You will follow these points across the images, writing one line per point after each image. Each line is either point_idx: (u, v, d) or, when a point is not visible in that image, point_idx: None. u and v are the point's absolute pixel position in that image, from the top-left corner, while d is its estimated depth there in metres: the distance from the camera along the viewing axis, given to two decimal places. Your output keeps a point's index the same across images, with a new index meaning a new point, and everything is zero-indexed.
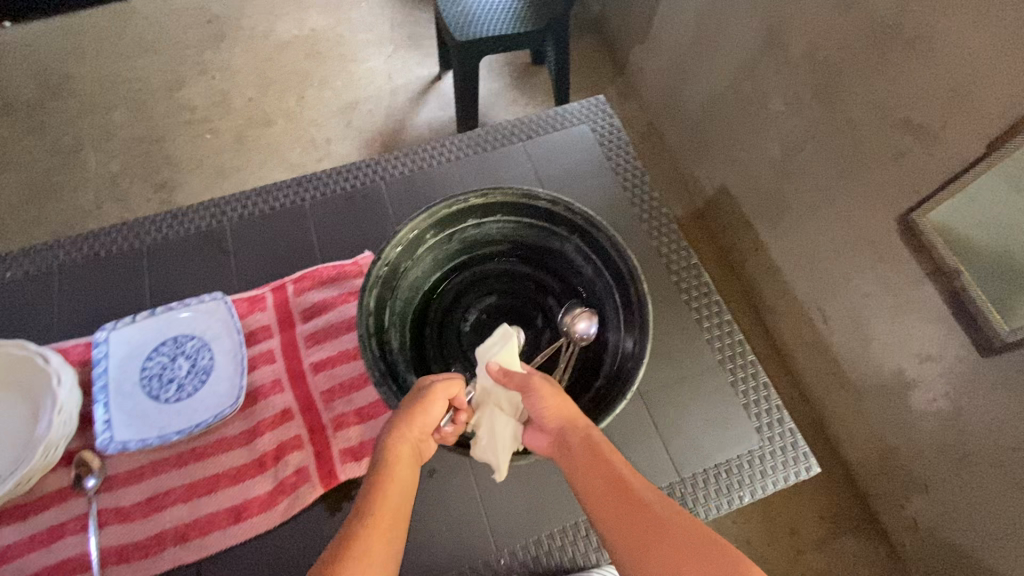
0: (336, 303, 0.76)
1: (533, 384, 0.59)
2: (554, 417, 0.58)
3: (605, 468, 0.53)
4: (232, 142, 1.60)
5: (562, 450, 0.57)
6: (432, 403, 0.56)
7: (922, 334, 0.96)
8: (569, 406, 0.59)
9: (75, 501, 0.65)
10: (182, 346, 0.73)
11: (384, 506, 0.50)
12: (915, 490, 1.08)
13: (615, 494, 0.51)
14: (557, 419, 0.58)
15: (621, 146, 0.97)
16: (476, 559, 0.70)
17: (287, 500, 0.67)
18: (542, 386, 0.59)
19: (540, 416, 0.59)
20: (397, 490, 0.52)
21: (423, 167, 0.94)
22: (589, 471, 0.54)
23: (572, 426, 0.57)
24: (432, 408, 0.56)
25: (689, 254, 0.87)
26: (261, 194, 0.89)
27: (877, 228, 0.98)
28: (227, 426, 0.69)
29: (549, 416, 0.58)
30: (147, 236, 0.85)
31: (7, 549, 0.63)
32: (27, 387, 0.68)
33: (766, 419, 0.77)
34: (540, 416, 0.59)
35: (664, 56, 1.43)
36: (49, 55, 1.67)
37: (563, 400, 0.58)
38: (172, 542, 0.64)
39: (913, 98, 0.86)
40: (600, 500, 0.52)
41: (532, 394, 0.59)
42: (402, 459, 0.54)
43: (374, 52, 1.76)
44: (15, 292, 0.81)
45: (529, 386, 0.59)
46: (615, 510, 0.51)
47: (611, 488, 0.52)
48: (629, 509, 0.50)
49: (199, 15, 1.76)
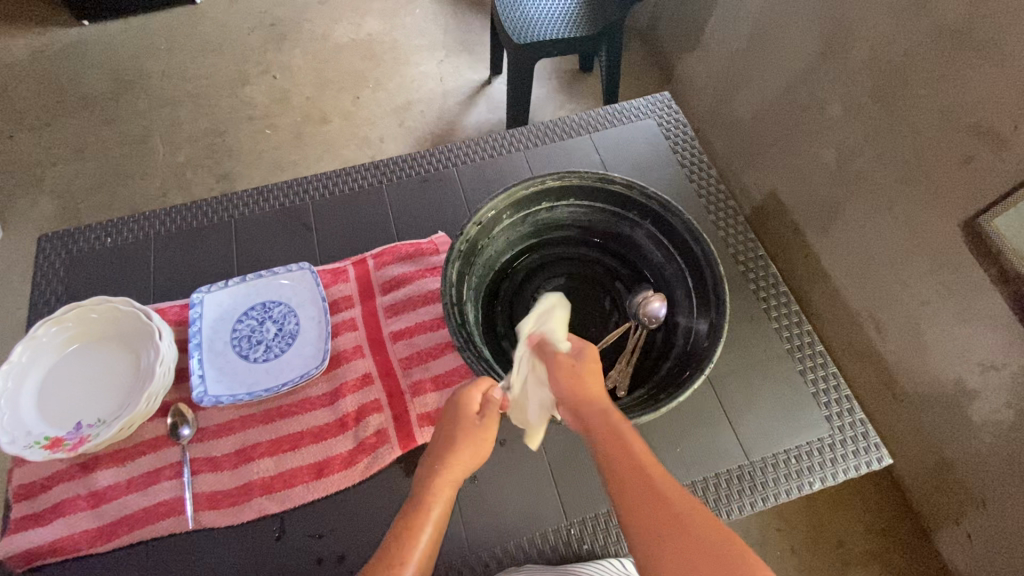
0: (414, 278, 0.81)
1: (557, 361, 0.60)
2: (572, 391, 0.58)
3: (621, 449, 0.52)
4: (290, 137, 1.67)
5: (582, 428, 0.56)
6: (484, 449, 0.58)
7: (985, 340, 0.90)
8: (594, 385, 0.59)
9: (171, 449, 0.70)
10: (270, 311, 0.77)
11: (417, 545, 0.49)
12: (970, 507, 1.03)
13: (635, 479, 0.50)
14: (576, 398, 0.58)
15: (687, 141, 1.01)
16: (546, 528, 0.72)
17: (368, 459, 0.70)
18: (562, 364, 0.60)
19: (559, 396, 0.59)
20: (431, 529, 0.51)
21: (493, 155, 0.97)
22: (610, 452, 0.53)
23: (589, 408, 0.57)
24: (482, 453, 0.58)
25: (756, 246, 0.91)
26: (340, 175, 0.94)
27: (934, 235, 0.93)
28: (312, 387, 0.74)
29: (570, 396, 0.58)
30: (235, 211, 0.90)
31: (106, 490, 0.68)
32: (132, 341, 0.73)
33: (836, 409, 0.80)
34: (560, 396, 0.59)
35: (714, 63, 1.44)
36: (124, 52, 1.77)
37: (580, 381, 0.59)
38: (258, 493, 0.68)
39: (982, 100, 0.82)
40: (620, 482, 0.50)
41: (553, 368, 0.60)
42: (443, 498, 0.54)
43: (427, 55, 1.82)
44: (114, 257, 0.86)
45: (552, 364, 0.61)
46: (634, 497, 0.49)
47: (630, 474, 0.50)
48: (647, 498, 0.49)
49: (263, 19, 1.86)
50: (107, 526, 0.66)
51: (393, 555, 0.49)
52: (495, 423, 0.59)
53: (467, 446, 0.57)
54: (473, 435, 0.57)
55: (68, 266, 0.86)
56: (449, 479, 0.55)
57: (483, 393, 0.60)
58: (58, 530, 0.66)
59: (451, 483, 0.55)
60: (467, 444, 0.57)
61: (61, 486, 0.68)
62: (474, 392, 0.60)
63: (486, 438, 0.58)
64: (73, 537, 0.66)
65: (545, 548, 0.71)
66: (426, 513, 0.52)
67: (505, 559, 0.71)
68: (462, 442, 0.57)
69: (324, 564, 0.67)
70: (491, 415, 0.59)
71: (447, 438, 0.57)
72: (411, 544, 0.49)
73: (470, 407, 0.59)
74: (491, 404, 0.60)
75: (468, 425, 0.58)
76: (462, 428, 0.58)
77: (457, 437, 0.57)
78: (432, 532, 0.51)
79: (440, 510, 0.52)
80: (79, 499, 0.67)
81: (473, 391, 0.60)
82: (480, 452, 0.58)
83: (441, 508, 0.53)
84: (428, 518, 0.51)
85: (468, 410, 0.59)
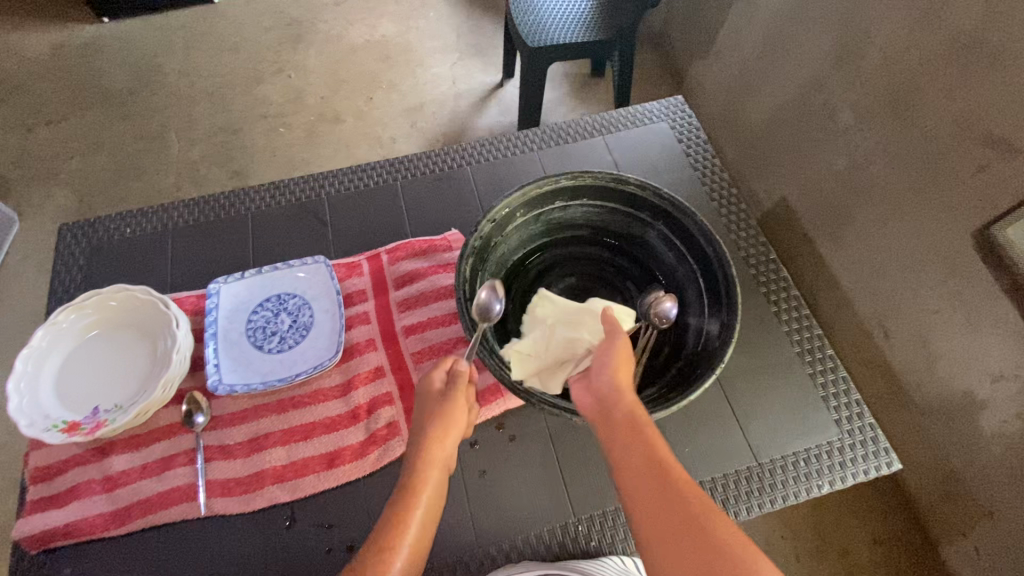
0: (426, 273, 0.83)
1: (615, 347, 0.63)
2: (615, 371, 0.60)
3: (643, 449, 0.54)
4: (303, 136, 1.68)
5: (603, 418, 0.58)
6: (457, 421, 0.59)
7: (995, 350, 0.89)
8: (633, 379, 0.61)
9: (184, 436, 0.71)
10: (284, 303, 0.79)
11: (405, 533, 0.52)
12: (978, 519, 1.02)
13: (652, 481, 0.51)
14: (617, 384, 0.60)
15: (699, 143, 1.02)
16: (554, 522, 0.73)
17: (378, 450, 0.72)
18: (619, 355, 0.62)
19: (604, 368, 0.61)
20: (420, 512, 0.54)
21: (506, 154, 0.98)
22: (628, 450, 0.55)
23: (621, 400, 0.58)
24: (455, 426, 0.59)
25: (767, 250, 0.92)
26: (354, 171, 0.95)
27: (947, 244, 0.92)
28: (325, 379, 0.75)
29: (610, 381, 0.60)
30: (252, 204, 0.92)
31: (121, 475, 0.69)
32: (149, 328, 0.75)
33: (845, 413, 0.80)
34: (605, 375, 0.60)
35: (726, 70, 1.44)
36: (142, 49, 1.79)
37: (620, 372, 0.60)
38: (270, 482, 0.70)
39: (998, 111, 0.81)
40: (634, 476, 0.53)
41: (615, 339, 0.62)
42: (428, 483, 0.56)
43: (441, 58, 1.84)
44: (133, 247, 0.88)
45: (614, 335, 0.63)
46: (644, 496, 0.51)
47: (649, 472, 0.52)
48: (656, 492, 0.51)
49: (279, 19, 1.88)
50: (121, 509, 0.68)
51: (383, 544, 0.51)
52: (462, 394, 0.60)
53: (436, 425, 0.59)
54: (438, 413, 0.59)
55: (88, 256, 0.87)
56: (430, 464, 0.57)
57: (447, 370, 0.62)
58: (72, 512, 0.67)
59: (434, 466, 0.57)
60: (435, 423, 0.59)
61: (76, 470, 0.69)
62: (437, 371, 0.62)
63: (454, 411, 0.59)
64: (87, 521, 0.67)
65: (552, 544, 0.72)
66: (412, 501, 0.54)
67: (513, 553, 0.71)
68: (428, 423, 0.59)
69: (334, 553, 0.67)
70: (457, 389, 0.60)
71: (419, 423, 0.59)
72: (400, 533, 0.52)
73: (433, 387, 0.61)
74: (456, 379, 0.61)
75: (432, 404, 0.60)
76: (430, 411, 0.59)
77: (426, 420, 0.59)
78: (420, 519, 0.53)
79: (424, 496, 0.55)
80: (94, 483, 0.69)
81: (435, 372, 0.62)
82: (457, 426, 0.60)
83: (425, 493, 0.55)
84: (413, 508, 0.54)
85: (430, 388, 0.61)
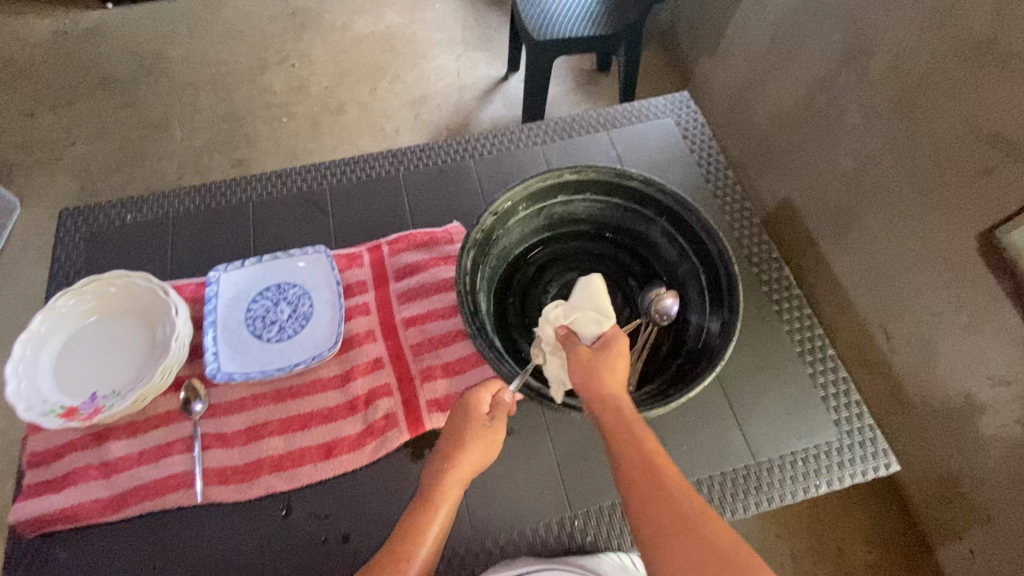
0: (427, 265, 0.83)
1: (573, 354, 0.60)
2: (583, 387, 0.58)
3: (638, 452, 0.53)
4: (306, 126, 1.67)
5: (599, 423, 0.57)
6: (494, 450, 0.59)
7: (998, 354, 0.89)
8: (618, 387, 0.59)
9: (182, 424, 0.71)
10: (284, 292, 0.79)
11: (422, 547, 0.52)
12: (974, 522, 1.01)
13: (645, 480, 0.51)
14: (591, 392, 0.58)
15: (704, 139, 1.01)
16: (551, 516, 0.73)
17: (376, 441, 0.72)
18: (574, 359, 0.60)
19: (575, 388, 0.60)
20: (436, 528, 0.54)
21: (510, 147, 0.98)
22: (622, 452, 0.54)
23: (610, 405, 0.57)
24: (488, 456, 0.59)
25: (770, 249, 0.91)
26: (357, 162, 0.95)
27: (950, 245, 0.91)
28: (324, 368, 0.75)
29: (591, 391, 0.58)
30: (254, 192, 0.91)
31: (118, 461, 0.69)
32: (149, 314, 0.75)
33: (845, 413, 0.80)
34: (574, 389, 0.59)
35: (733, 66, 1.43)
36: (146, 36, 1.78)
37: (594, 376, 0.58)
38: (267, 471, 0.70)
39: (1007, 112, 0.80)
40: (636, 479, 0.51)
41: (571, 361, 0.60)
42: (449, 501, 0.56)
43: (445, 50, 1.82)
44: (134, 234, 0.88)
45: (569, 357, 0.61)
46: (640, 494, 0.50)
47: (641, 472, 0.52)
48: (658, 499, 0.49)
49: (283, 8, 1.87)
50: (118, 495, 0.68)
51: (399, 554, 0.51)
52: (504, 426, 0.60)
53: (475, 447, 0.58)
54: (480, 438, 0.58)
55: (89, 242, 0.87)
56: (457, 481, 0.57)
57: (492, 395, 0.61)
58: (70, 497, 0.67)
59: (458, 484, 0.57)
60: (476, 446, 0.58)
61: (74, 455, 0.69)
62: (485, 393, 0.61)
63: (495, 441, 0.59)
64: (85, 506, 0.67)
65: (548, 538, 0.72)
66: (433, 515, 0.54)
67: (509, 547, 0.71)
68: (470, 445, 0.58)
69: (329, 543, 0.68)
70: (501, 417, 0.60)
71: (458, 439, 0.58)
72: (416, 546, 0.52)
73: (479, 408, 0.60)
74: (501, 408, 0.60)
75: (476, 427, 0.58)
76: (470, 431, 0.58)
77: (465, 438, 0.58)
78: (436, 534, 0.53)
79: (445, 513, 0.54)
80: (91, 468, 0.69)
81: (483, 394, 0.60)
82: (489, 453, 0.59)
83: (446, 511, 0.55)
84: (431, 523, 0.53)
85: (477, 411, 0.59)
